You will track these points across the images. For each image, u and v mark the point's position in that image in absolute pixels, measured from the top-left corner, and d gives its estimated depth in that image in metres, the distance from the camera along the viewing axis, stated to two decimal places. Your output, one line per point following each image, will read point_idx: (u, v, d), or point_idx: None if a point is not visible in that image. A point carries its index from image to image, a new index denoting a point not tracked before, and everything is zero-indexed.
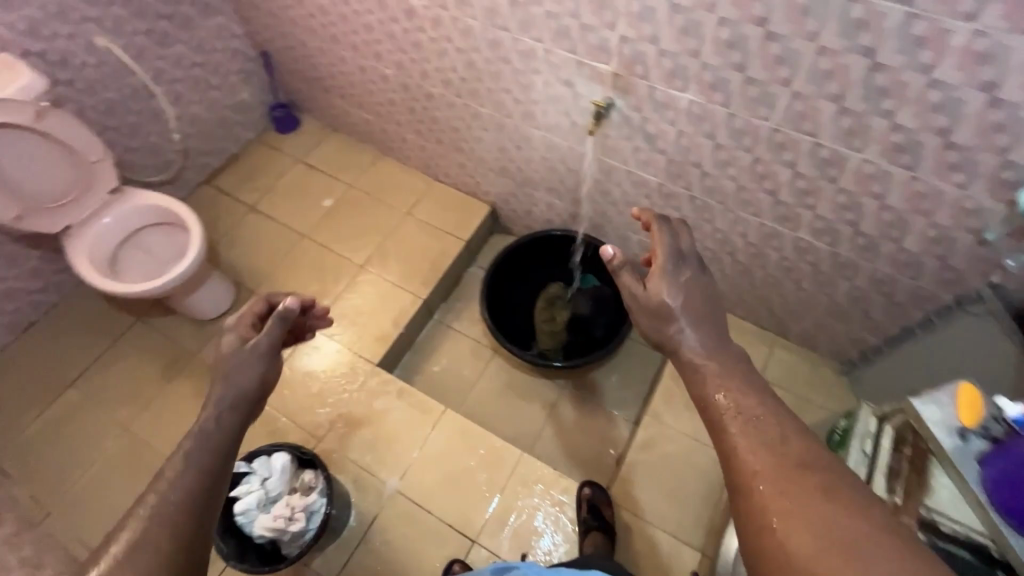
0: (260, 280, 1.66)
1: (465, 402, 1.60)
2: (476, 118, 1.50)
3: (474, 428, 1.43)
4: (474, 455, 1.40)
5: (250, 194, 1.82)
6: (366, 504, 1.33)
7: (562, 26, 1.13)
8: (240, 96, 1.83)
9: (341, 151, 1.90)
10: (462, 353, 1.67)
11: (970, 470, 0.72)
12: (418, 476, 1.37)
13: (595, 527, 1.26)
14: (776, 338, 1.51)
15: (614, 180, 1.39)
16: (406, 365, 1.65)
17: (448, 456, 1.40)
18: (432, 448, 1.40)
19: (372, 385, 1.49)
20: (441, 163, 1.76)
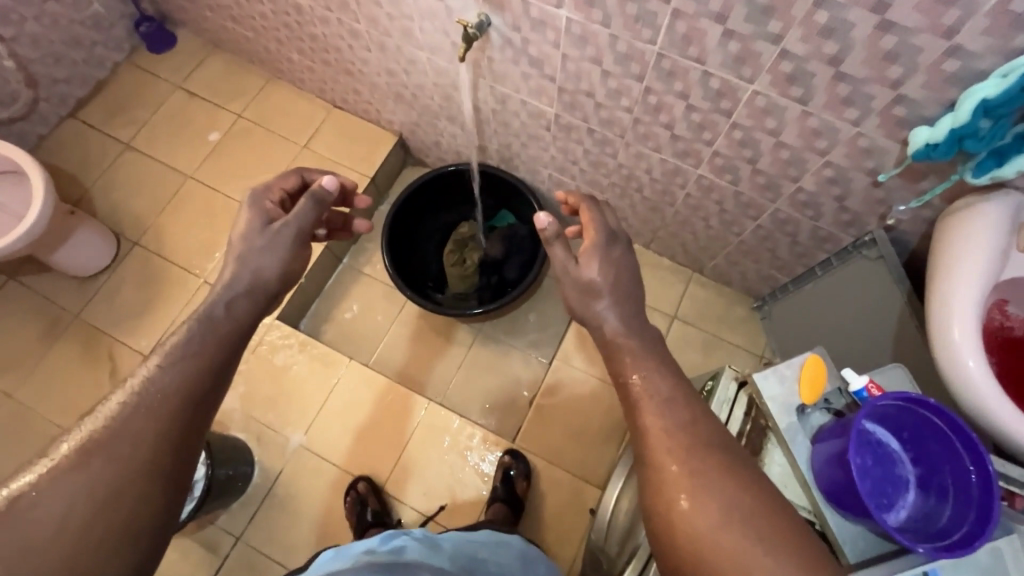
0: (144, 230, 1.53)
1: (376, 350, 1.56)
2: (354, 36, 1.25)
3: (380, 379, 1.40)
4: (379, 408, 1.38)
5: (125, 129, 1.63)
6: (269, 460, 1.34)
7: None
8: (91, 8, 1.56)
9: (226, 74, 1.68)
10: (374, 298, 1.60)
11: (801, 448, 0.72)
12: (322, 433, 1.36)
13: (501, 498, 1.26)
14: (691, 274, 1.45)
15: (512, 111, 1.20)
16: (314, 315, 1.58)
17: (353, 409, 1.38)
18: (337, 402, 1.38)
19: (270, 340, 1.43)
20: (335, 88, 1.55)
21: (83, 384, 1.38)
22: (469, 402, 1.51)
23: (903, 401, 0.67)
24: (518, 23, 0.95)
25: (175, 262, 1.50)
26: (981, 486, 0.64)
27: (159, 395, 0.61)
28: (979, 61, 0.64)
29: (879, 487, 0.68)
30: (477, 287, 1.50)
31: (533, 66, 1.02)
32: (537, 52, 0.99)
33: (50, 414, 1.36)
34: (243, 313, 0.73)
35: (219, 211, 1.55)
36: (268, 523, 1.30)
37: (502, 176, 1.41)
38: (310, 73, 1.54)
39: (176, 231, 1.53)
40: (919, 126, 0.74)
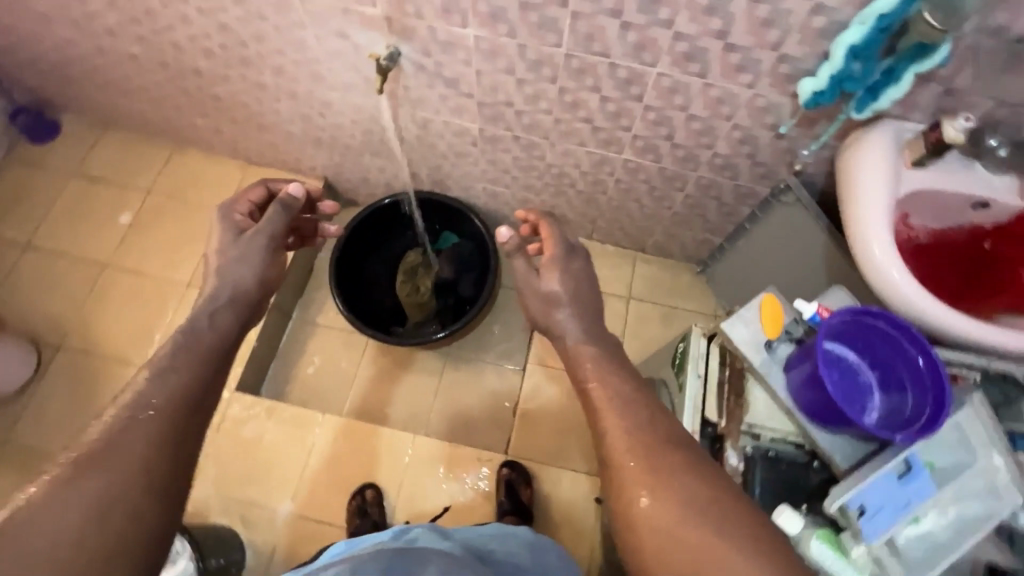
0: (68, 331, 1.42)
1: (346, 399, 1.51)
2: (263, 89, 1.23)
3: (361, 426, 1.37)
4: (367, 458, 1.34)
5: (20, 227, 1.51)
6: (260, 538, 1.27)
7: None
8: None
9: (123, 149, 1.59)
10: (334, 347, 1.56)
11: (778, 378, 0.77)
12: (309, 496, 1.31)
13: (510, 510, 1.25)
14: (636, 254, 1.53)
15: (437, 133, 1.22)
16: (274, 377, 1.52)
17: (340, 465, 1.33)
18: (319, 463, 1.33)
19: (235, 414, 1.36)
20: (246, 145, 1.50)
21: None
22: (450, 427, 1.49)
23: (853, 314, 0.76)
24: (428, 50, 0.98)
25: (109, 353, 1.40)
26: (931, 372, 0.73)
27: (139, 429, 0.58)
28: (839, 14, 0.73)
29: (850, 394, 0.76)
30: (435, 312, 1.51)
31: (446, 82, 1.04)
32: (449, 74, 1.02)
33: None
34: (226, 323, 0.76)
35: (151, 292, 1.46)
36: None
37: (435, 198, 1.41)
38: (218, 134, 1.49)
39: (102, 323, 1.42)
40: (803, 78, 0.84)
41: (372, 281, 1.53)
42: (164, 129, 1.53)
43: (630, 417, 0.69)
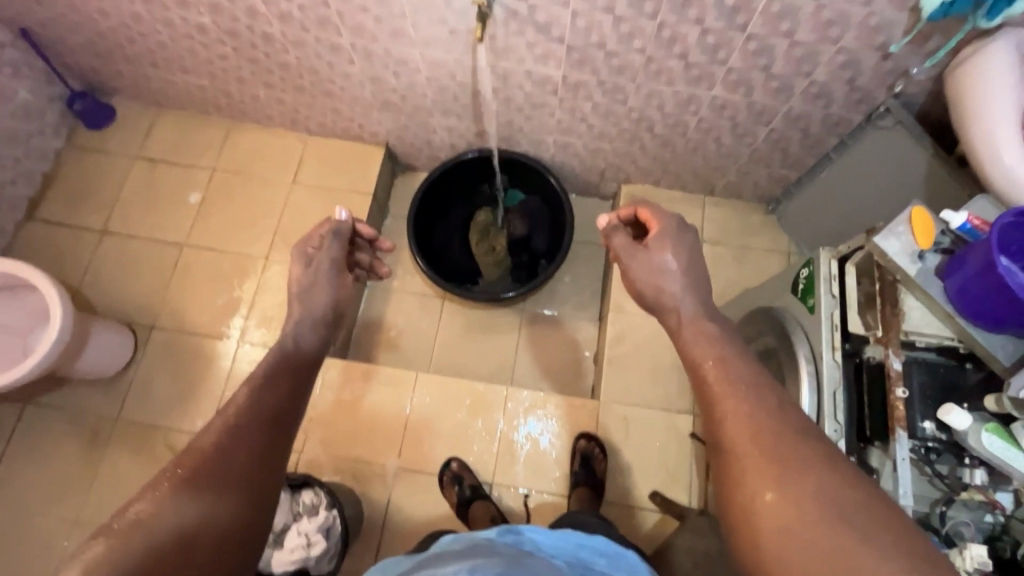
0: (157, 314, 1.51)
1: (444, 361, 1.61)
2: (434, 66, 1.25)
3: (468, 387, 1.47)
4: (463, 424, 1.43)
5: (131, 155, 1.66)
6: (375, 492, 1.37)
7: None
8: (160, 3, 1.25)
9: (177, 129, 1.68)
10: (477, 316, 1.65)
11: None
12: (414, 449, 1.41)
13: (584, 484, 1.33)
14: (709, 221, 1.59)
15: (712, 137, 1.33)
16: (359, 346, 1.62)
17: (442, 417, 1.44)
18: (419, 408, 1.44)
19: (390, 356, 1.61)
20: (362, 93, 1.42)
21: (81, 481, 1.36)
22: (533, 384, 1.59)
23: None
24: (772, 65, 1.06)
25: (199, 331, 1.50)
26: None
27: (244, 444, 0.63)
28: None
29: None
30: (578, 300, 1.66)
31: (764, 73, 1.08)
32: (757, 99, 1.16)
33: (204, 332, 1.50)
34: (309, 347, 0.84)
35: (248, 270, 1.56)
36: (396, 548, 1.33)
37: (561, 189, 1.49)
38: (415, 84, 1.34)
39: (189, 297, 1.53)
40: None
41: (444, 217, 1.61)
42: (232, 107, 1.61)
43: (750, 403, 0.65)
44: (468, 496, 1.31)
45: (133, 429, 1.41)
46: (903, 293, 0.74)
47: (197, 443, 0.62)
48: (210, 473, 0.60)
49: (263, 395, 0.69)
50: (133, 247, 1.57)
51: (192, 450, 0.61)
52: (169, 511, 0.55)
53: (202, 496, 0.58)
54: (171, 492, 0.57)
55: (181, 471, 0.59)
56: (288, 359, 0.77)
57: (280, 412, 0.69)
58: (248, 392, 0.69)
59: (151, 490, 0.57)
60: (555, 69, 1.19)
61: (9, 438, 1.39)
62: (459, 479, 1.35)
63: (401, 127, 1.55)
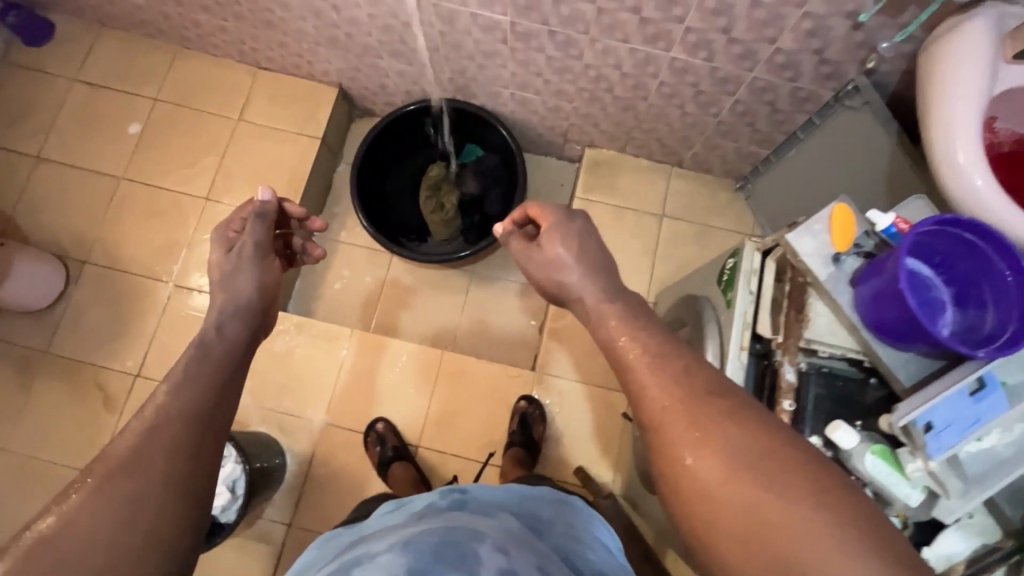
0: (91, 249, 1.47)
1: (388, 319, 1.57)
2: (375, 1, 1.14)
3: (405, 348, 1.43)
4: (395, 384, 1.41)
5: (70, 77, 1.56)
6: (301, 445, 1.37)
7: None
8: None
9: (120, 53, 1.57)
10: (426, 276, 1.60)
11: None
12: (344, 406, 1.39)
13: (518, 443, 1.31)
14: (672, 195, 1.50)
15: (675, 103, 1.22)
16: (301, 297, 1.58)
17: (375, 376, 1.41)
18: (352, 366, 1.42)
19: (333, 310, 1.57)
20: (306, 27, 1.31)
21: (9, 411, 1.36)
22: (476, 351, 1.55)
23: None
24: (733, 27, 0.95)
25: (133, 273, 1.46)
26: None
27: (166, 438, 0.53)
28: None
29: None
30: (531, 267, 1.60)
31: (724, 35, 0.98)
32: (719, 65, 1.05)
33: (141, 272, 1.46)
34: (237, 335, 0.71)
35: (187, 210, 1.50)
36: (317, 501, 1.34)
37: (516, 149, 1.40)
38: (358, 20, 1.23)
39: (124, 233, 1.48)
40: None
41: (395, 170, 1.53)
42: (176, 32, 1.50)
43: (661, 369, 0.58)
44: (389, 456, 1.30)
45: (63, 364, 1.40)
46: (812, 298, 0.69)
47: (115, 446, 0.52)
48: (128, 473, 0.50)
49: (188, 383, 0.58)
50: (69, 176, 1.51)
51: (105, 457, 0.51)
52: (78, 530, 0.47)
53: (118, 498, 0.49)
54: (77, 507, 0.47)
55: (88, 481, 0.49)
56: (220, 347, 0.66)
57: (213, 399, 0.59)
58: (174, 383, 0.58)
59: (55, 506, 0.48)
60: (502, 15, 1.08)
61: None
62: (382, 440, 1.33)
63: (351, 68, 1.45)
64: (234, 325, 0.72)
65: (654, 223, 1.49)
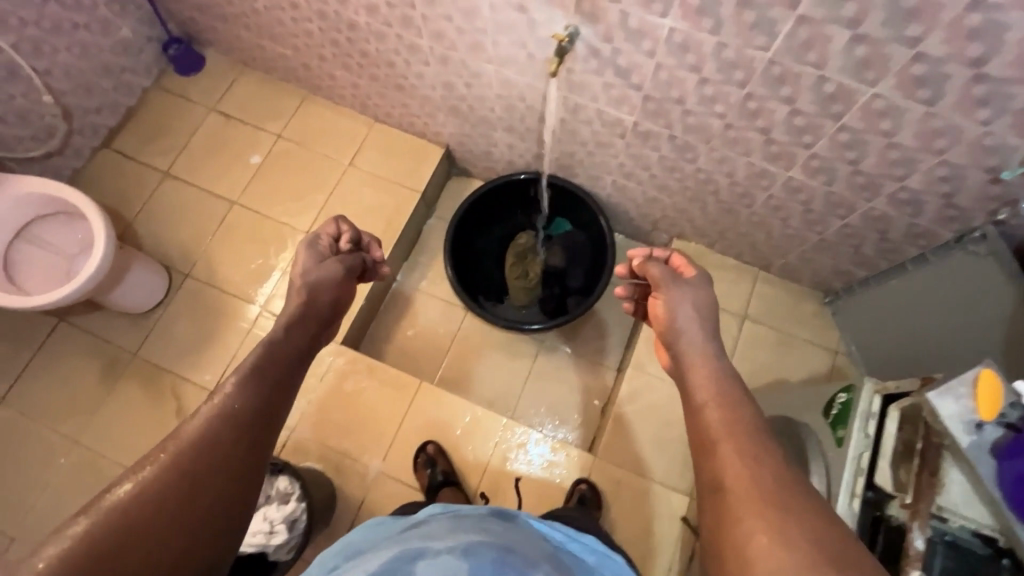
0: (195, 263, 1.56)
1: (450, 371, 1.59)
2: (507, 84, 1.22)
3: (466, 406, 1.43)
4: (454, 443, 1.41)
5: (208, 105, 1.72)
6: (352, 489, 1.36)
7: (764, 19, 0.80)
8: None
9: (256, 91, 1.72)
10: (496, 337, 1.62)
11: None
12: (401, 456, 1.39)
13: None
14: (756, 296, 1.49)
15: (779, 216, 1.24)
16: (373, 337, 1.62)
17: (434, 431, 1.41)
18: (415, 417, 1.42)
19: (402, 356, 1.60)
20: (433, 95, 1.41)
21: (90, 404, 1.42)
22: (535, 419, 1.54)
23: None
24: (861, 161, 0.97)
25: (228, 290, 1.54)
26: None
27: (227, 429, 0.67)
28: None
29: None
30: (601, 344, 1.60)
31: (850, 166, 0.99)
32: (837, 190, 1.07)
33: (233, 292, 1.54)
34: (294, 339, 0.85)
35: (287, 238, 1.59)
36: None
37: (609, 231, 1.43)
38: (484, 97, 1.31)
39: (224, 253, 1.57)
40: None
41: (484, 232, 1.58)
42: (310, 79, 1.64)
43: None
44: (438, 481, 1.31)
45: (146, 367, 1.46)
46: (948, 463, 0.65)
47: (184, 430, 0.67)
48: (193, 450, 0.64)
49: (248, 382, 0.73)
50: (189, 194, 1.63)
51: (180, 437, 0.66)
52: (149, 491, 0.60)
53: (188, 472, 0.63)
54: (161, 468, 0.62)
55: (162, 456, 0.63)
56: (277, 349, 0.81)
57: (266, 396, 0.74)
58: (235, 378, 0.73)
59: (133, 473, 0.61)
60: (627, 114, 1.13)
61: (37, 348, 1.47)
62: (433, 463, 1.35)
63: (463, 134, 1.53)
64: (287, 338, 0.84)
65: (735, 323, 1.46)
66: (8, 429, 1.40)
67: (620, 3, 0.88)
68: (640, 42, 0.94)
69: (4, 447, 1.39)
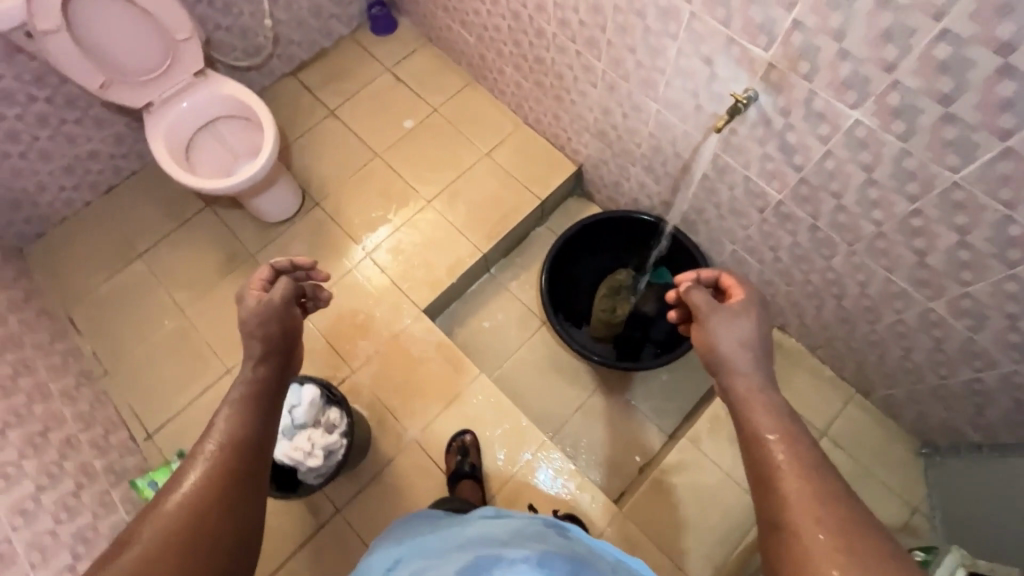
0: (326, 196, 1.72)
1: (507, 373, 1.62)
2: (663, 127, 1.23)
3: (513, 411, 1.46)
4: (489, 442, 1.43)
5: (384, 65, 1.89)
6: (385, 446, 1.42)
7: (966, 141, 0.76)
8: None
9: (429, 66, 1.87)
10: (561, 359, 1.63)
11: None
12: (438, 433, 1.44)
13: None
14: (844, 417, 1.38)
15: (902, 344, 1.15)
16: (450, 315, 1.68)
17: (476, 422, 1.45)
18: (464, 403, 1.47)
19: (469, 344, 1.65)
20: (588, 115, 1.45)
21: (203, 285, 1.60)
22: (571, 451, 1.53)
23: None
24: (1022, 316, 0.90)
25: (345, 229, 1.67)
26: None
27: (221, 466, 0.66)
28: None
29: None
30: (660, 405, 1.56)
31: (1006, 318, 0.92)
32: (980, 338, 0.99)
33: (347, 232, 1.67)
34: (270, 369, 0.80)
35: (409, 202, 1.70)
36: (372, 502, 1.38)
37: None
38: (635, 131, 1.33)
39: (352, 197, 1.72)
40: None
41: (587, 257, 1.59)
42: (481, 69, 1.75)
43: None
44: (465, 471, 1.34)
45: (256, 269, 1.62)
46: None
47: (178, 482, 0.64)
48: (194, 496, 0.62)
49: (234, 423, 0.71)
50: (342, 136, 1.80)
51: (174, 492, 0.63)
52: (151, 545, 0.57)
53: (187, 517, 0.60)
54: (155, 524, 0.59)
55: (158, 513, 0.61)
56: (256, 380, 0.77)
57: (257, 427, 0.72)
58: (220, 423, 0.71)
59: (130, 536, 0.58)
60: (774, 191, 1.11)
61: (181, 223, 1.68)
62: (465, 452, 1.38)
63: (601, 159, 1.57)
64: (264, 364, 0.80)
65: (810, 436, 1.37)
66: (136, 281, 1.61)
67: (812, 83, 0.87)
68: (818, 126, 0.92)
69: (126, 295, 1.60)
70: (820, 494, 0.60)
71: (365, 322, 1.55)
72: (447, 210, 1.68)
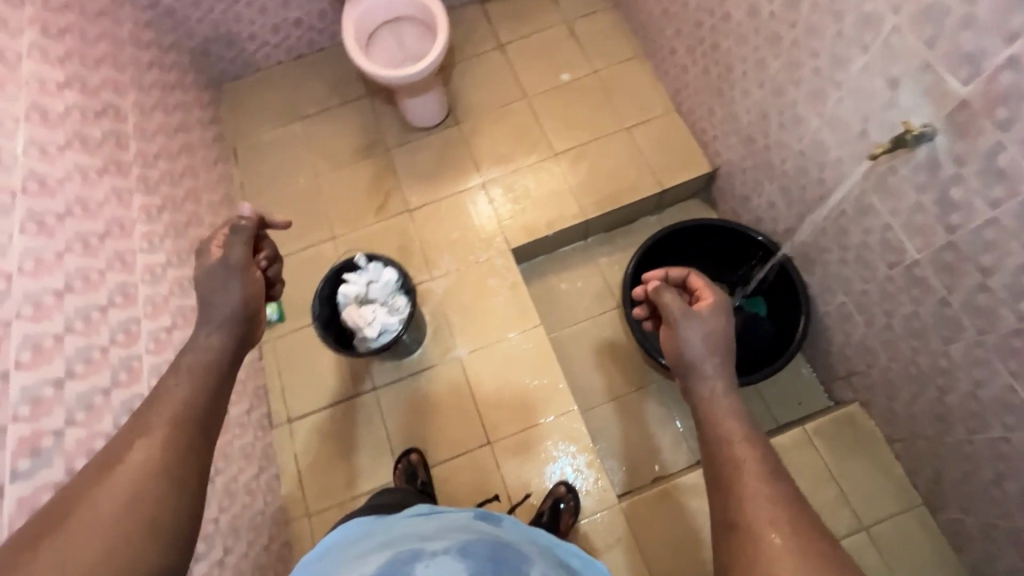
0: (467, 120, 1.82)
1: (564, 339, 1.64)
2: (817, 148, 1.15)
3: (554, 372, 1.48)
4: (523, 389, 1.47)
5: (563, 17, 1.92)
6: (433, 353, 1.53)
7: None
8: None
9: (605, 29, 1.88)
10: (620, 347, 1.61)
11: None
12: (482, 363, 1.51)
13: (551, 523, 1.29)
14: (895, 524, 1.23)
15: (999, 465, 1.01)
16: (533, 266, 1.72)
17: (518, 367, 1.50)
18: (514, 346, 1.52)
19: (540, 299, 1.69)
20: (743, 117, 1.39)
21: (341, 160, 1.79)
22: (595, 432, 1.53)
23: None
24: None
25: (472, 153, 1.77)
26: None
27: (152, 449, 0.58)
28: None
29: None
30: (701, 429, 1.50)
31: None
32: None
33: (473, 157, 1.76)
34: (220, 339, 0.73)
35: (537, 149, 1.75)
36: (404, 394, 1.49)
37: (799, 343, 1.29)
38: (786, 145, 1.25)
39: (488, 128, 1.80)
40: None
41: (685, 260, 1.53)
42: (655, 45, 1.73)
43: None
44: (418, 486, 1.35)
45: (386, 162, 1.78)
46: None
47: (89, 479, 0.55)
48: (120, 486, 0.55)
49: (171, 400, 0.63)
50: (501, 70, 1.88)
51: (90, 487, 0.54)
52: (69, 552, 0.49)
53: (109, 515, 0.53)
54: (105, 497, 0.54)
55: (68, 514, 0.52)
56: (204, 353, 0.70)
57: (205, 403, 0.65)
58: (147, 406, 0.62)
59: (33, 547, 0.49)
60: (914, 249, 1.00)
61: (343, 102, 1.88)
62: (410, 471, 1.38)
63: (739, 168, 1.49)
64: (220, 331, 0.73)
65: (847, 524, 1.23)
66: (291, 138, 1.84)
67: (1006, 136, 0.77)
68: (994, 187, 0.82)
69: (281, 147, 1.83)
70: (795, 515, 0.58)
71: (458, 241, 1.65)
72: (568, 168, 1.71)
